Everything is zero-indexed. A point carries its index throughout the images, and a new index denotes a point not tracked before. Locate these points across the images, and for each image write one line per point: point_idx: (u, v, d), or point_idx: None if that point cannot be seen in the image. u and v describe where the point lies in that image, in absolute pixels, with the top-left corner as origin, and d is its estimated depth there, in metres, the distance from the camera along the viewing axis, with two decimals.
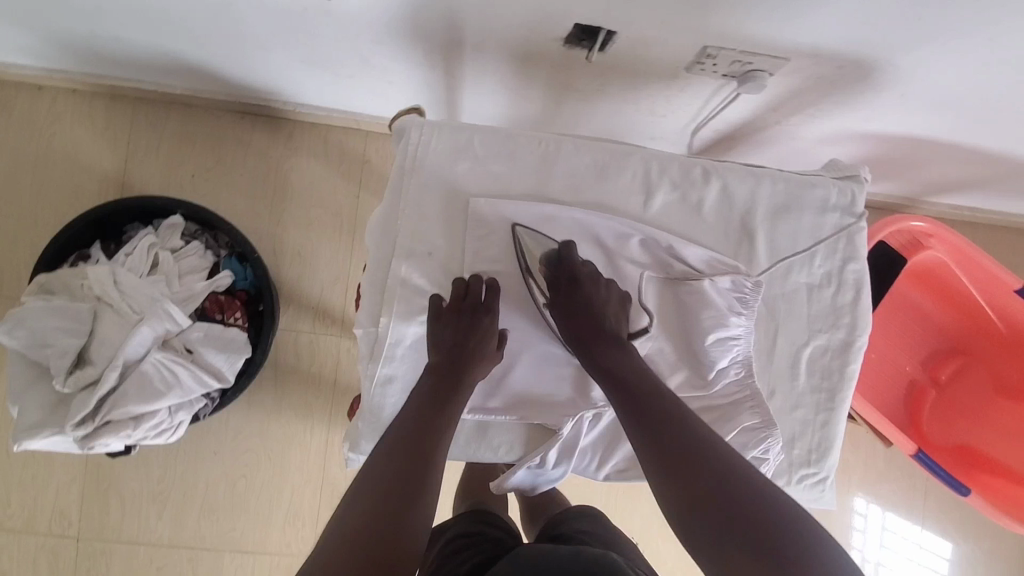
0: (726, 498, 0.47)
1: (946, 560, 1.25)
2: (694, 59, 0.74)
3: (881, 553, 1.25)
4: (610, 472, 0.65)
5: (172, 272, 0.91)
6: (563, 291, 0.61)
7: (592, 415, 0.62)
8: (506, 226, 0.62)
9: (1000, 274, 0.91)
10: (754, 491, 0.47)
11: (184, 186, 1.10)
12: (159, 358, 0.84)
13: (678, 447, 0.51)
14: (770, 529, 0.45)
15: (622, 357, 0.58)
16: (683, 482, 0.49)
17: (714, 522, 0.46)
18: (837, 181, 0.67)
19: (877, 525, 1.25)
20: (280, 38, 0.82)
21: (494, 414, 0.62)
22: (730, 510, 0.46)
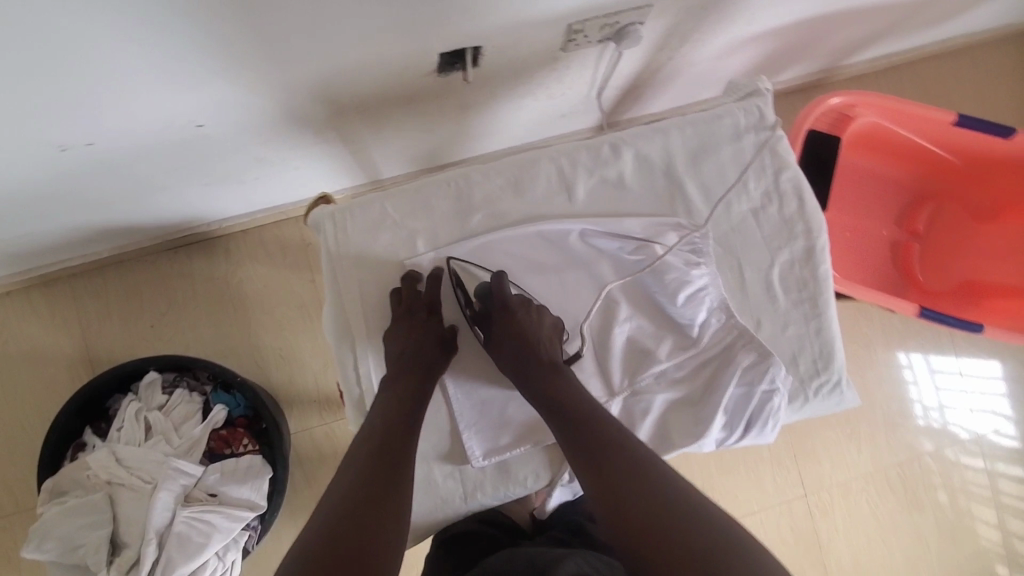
0: (660, 517, 0.47)
1: (1001, 380, 1.28)
2: (565, 38, 0.74)
3: (941, 396, 1.27)
4: None
5: (168, 428, 0.92)
6: (494, 322, 0.61)
7: None
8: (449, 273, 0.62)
9: (934, 115, 0.90)
10: (692, 511, 0.47)
11: (149, 338, 1.10)
12: (187, 514, 0.85)
13: (615, 470, 0.51)
14: (704, 548, 0.45)
15: (559, 384, 0.59)
16: (618, 503, 0.49)
17: (649, 542, 0.46)
18: (741, 102, 0.66)
19: (926, 371, 1.27)
20: (173, 175, 0.81)
21: (510, 451, 0.62)
22: (665, 531, 0.46)
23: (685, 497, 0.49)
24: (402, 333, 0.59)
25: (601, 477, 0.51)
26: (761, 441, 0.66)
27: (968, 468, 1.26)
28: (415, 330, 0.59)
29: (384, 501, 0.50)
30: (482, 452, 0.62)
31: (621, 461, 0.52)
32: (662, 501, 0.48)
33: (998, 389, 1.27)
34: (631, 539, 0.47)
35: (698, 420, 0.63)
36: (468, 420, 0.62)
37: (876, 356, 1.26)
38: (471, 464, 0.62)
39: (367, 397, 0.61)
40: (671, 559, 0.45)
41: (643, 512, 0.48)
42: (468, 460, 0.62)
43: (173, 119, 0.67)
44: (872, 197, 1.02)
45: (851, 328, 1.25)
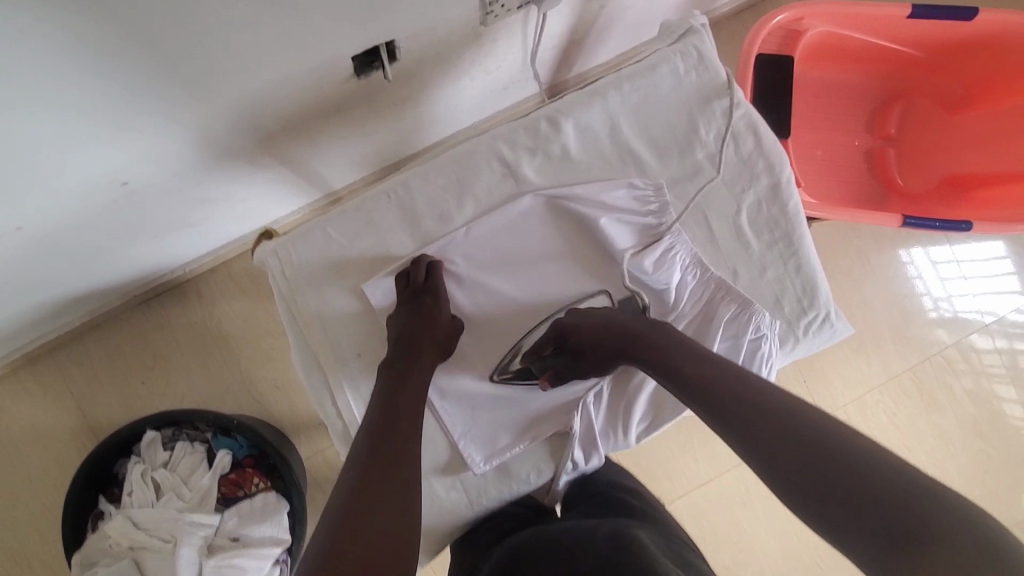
0: (809, 448, 0.42)
1: (1007, 259, 1.26)
2: (482, 13, 0.69)
3: (946, 286, 1.25)
4: (639, 433, 0.64)
5: (176, 483, 0.91)
6: (565, 351, 0.59)
7: (592, 396, 0.62)
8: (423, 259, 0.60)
9: (886, 12, 0.85)
10: (839, 437, 0.41)
11: (143, 396, 1.08)
12: (213, 562, 0.85)
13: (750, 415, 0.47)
14: (864, 495, 0.38)
15: (669, 348, 0.55)
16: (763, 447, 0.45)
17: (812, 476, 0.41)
18: (677, 45, 0.62)
19: (927, 264, 1.25)
20: (119, 234, 0.77)
21: (508, 450, 0.61)
22: (817, 461, 0.41)
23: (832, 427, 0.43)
24: (406, 317, 0.57)
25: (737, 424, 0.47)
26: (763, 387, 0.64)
27: (979, 359, 1.26)
28: (412, 316, 0.56)
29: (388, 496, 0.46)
30: (482, 458, 0.61)
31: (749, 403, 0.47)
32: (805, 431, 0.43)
33: (1006, 269, 1.25)
34: (791, 480, 0.42)
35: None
36: (461, 430, 0.61)
37: (872, 267, 1.24)
38: (472, 471, 0.61)
39: (353, 428, 0.59)
40: (836, 492, 0.39)
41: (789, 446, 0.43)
42: (469, 469, 0.61)
43: (93, 183, 0.63)
44: (838, 109, 0.98)
45: (840, 245, 1.23)
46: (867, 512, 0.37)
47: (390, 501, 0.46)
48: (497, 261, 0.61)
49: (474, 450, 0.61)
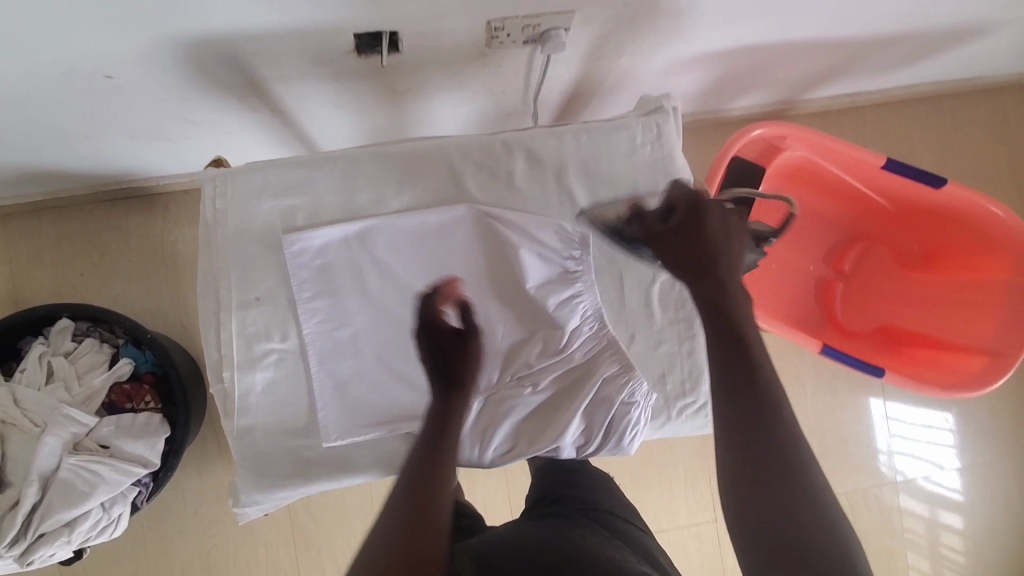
0: (813, 543, 0.43)
1: (952, 432, 1.29)
2: (488, 35, 0.74)
3: (894, 442, 1.28)
4: (494, 457, 0.64)
5: (68, 375, 0.91)
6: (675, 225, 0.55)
7: None
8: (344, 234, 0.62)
9: (862, 157, 0.90)
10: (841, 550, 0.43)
11: (77, 287, 1.10)
12: (73, 461, 0.86)
13: (733, 383, 0.48)
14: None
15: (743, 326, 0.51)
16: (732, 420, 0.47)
17: (753, 473, 0.46)
18: (643, 118, 0.67)
19: (882, 416, 1.28)
20: (97, 123, 0.81)
21: (363, 434, 0.62)
22: (802, 543, 0.43)
23: (796, 436, 0.46)
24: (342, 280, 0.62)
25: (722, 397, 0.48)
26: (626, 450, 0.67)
27: (880, 512, 1.27)
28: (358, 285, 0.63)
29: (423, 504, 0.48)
30: (336, 429, 0.61)
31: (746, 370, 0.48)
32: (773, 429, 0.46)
33: (948, 441, 1.29)
34: (734, 462, 0.47)
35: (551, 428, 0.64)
36: (327, 398, 0.61)
37: (803, 391, 1.27)
38: (322, 440, 0.61)
39: (226, 361, 0.60)
40: (773, 495, 0.45)
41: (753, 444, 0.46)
42: (320, 437, 0.61)
43: (79, 67, 0.67)
44: (801, 232, 1.03)
45: (781, 361, 1.26)
46: None
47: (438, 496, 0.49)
48: (419, 254, 0.64)
49: (331, 420, 0.61)
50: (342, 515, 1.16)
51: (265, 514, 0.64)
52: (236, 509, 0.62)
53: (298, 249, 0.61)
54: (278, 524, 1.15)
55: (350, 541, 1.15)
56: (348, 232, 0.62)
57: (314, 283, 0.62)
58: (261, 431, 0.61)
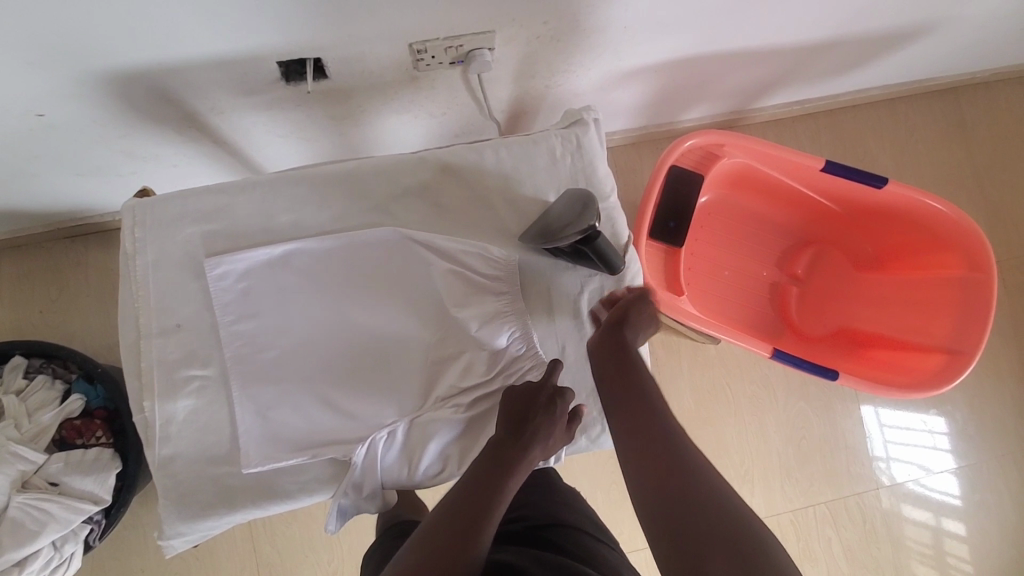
0: (712, 516, 0.46)
1: (944, 435, 1.27)
2: (413, 59, 0.76)
3: (891, 449, 1.26)
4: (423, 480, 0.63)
5: (19, 412, 0.91)
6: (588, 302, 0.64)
7: (385, 434, 0.61)
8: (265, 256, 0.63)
9: (801, 161, 0.91)
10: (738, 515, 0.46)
11: (37, 325, 1.10)
12: (21, 500, 0.85)
13: (655, 454, 0.52)
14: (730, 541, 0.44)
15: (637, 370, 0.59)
16: (653, 501, 0.49)
17: (678, 532, 0.46)
18: (562, 131, 0.68)
19: (876, 424, 1.27)
20: (38, 162, 0.82)
21: (284, 460, 0.60)
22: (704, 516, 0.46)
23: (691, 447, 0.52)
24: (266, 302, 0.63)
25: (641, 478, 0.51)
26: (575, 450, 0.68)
27: (865, 520, 1.24)
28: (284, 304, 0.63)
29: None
30: (257, 457, 0.60)
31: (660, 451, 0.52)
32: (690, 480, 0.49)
33: (942, 445, 1.27)
34: (648, 477, 0.51)
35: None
36: (251, 421, 0.61)
37: (776, 399, 1.25)
38: (243, 467, 0.60)
39: (147, 388, 0.60)
40: (682, 490, 0.48)
41: (679, 503, 0.48)
42: (241, 464, 0.60)
43: (10, 109, 0.69)
44: (752, 238, 1.03)
45: (751, 370, 1.25)
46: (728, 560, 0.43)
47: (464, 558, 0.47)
48: (343, 273, 0.64)
49: (253, 447, 0.60)
50: (308, 547, 1.13)
51: (193, 545, 0.63)
52: (161, 542, 0.60)
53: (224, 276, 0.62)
54: (243, 561, 1.12)
55: (317, 574, 1.13)
56: (272, 254, 0.63)
57: (236, 307, 0.62)
58: (183, 459, 0.60)
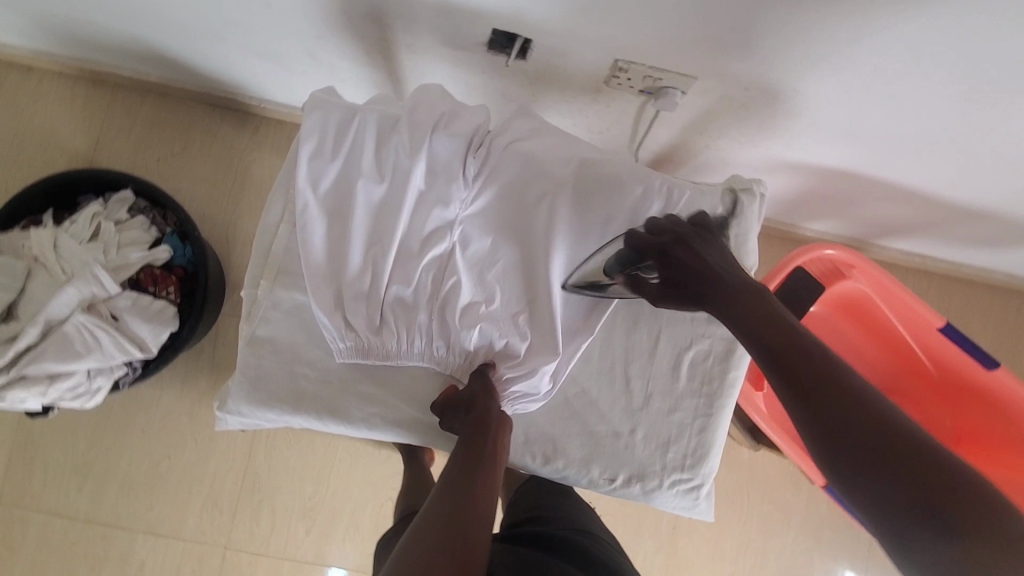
0: (874, 431, 0.48)
1: None
2: (610, 73, 0.78)
3: None
4: (451, 359, 0.65)
5: (111, 240, 0.94)
6: None
7: (438, 266, 0.65)
8: (419, 195, 0.64)
9: (923, 311, 0.89)
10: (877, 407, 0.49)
11: (151, 170, 1.15)
12: (81, 320, 0.86)
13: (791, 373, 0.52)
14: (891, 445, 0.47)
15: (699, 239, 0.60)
16: (821, 423, 0.50)
17: (869, 453, 0.47)
18: (728, 193, 0.69)
19: None
20: (234, 31, 0.86)
21: (360, 354, 0.64)
22: (875, 440, 0.47)
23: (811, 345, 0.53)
24: (403, 237, 0.64)
25: (785, 367, 0.52)
26: (625, 496, 0.67)
27: None
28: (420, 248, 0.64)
29: (500, 430, 0.58)
30: (335, 320, 0.62)
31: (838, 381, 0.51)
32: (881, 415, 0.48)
33: None
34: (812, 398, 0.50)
35: (537, 449, 0.66)
36: (344, 332, 0.63)
37: (787, 530, 1.20)
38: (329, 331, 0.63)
39: (269, 271, 0.64)
40: (834, 411, 0.49)
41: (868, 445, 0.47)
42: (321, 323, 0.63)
43: None
44: None
45: (774, 490, 1.20)
46: (905, 471, 0.46)
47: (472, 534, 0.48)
48: (484, 241, 0.66)
49: (337, 337, 0.63)
50: (296, 475, 1.14)
51: (241, 429, 0.65)
52: (219, 413, 0.63)
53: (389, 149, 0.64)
54: (234, 461, 1.14)
55: (293, 500, 1.14)
56: (427, 198, 0.65)
57: (375, 230, 0.64)
58: (272, 346, 0.63)
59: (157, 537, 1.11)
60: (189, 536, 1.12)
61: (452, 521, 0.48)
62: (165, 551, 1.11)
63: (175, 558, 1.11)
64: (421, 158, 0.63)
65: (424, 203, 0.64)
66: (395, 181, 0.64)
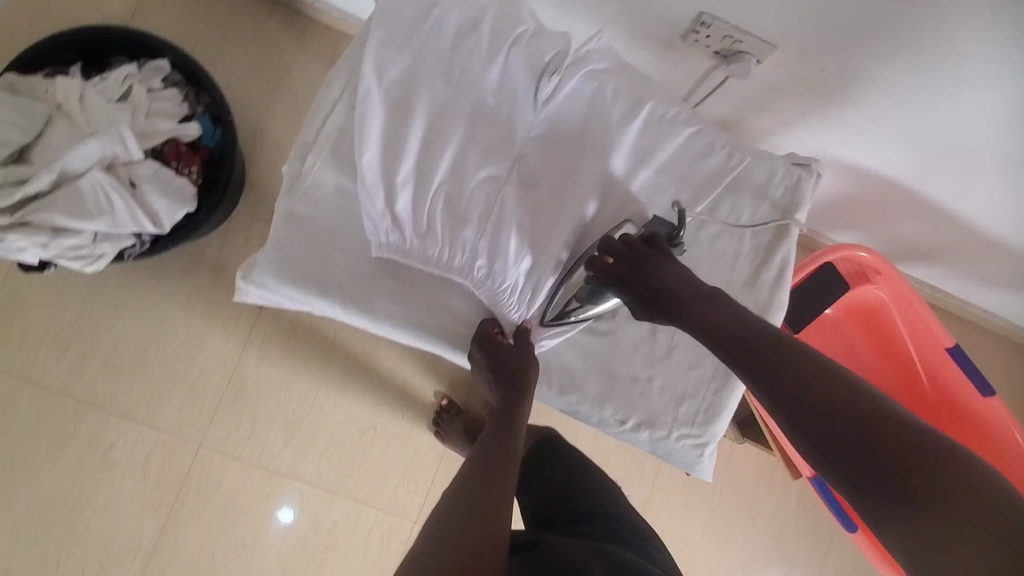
0: (875, 439, 0.42)
1: None
2: (689, 27, 0.76)
3: None
4: (487, 272, 0.63)
5: (141, 106, 0.90)
6: None
7: (489, 174, 0.62)
8: (481, 104, 0.62)
9: (936, 328, 0.90)
10: (879, 410, 0.43)
11: (187, 49, 1.11)
12: (99, 179, 0.83)
13: (778, 384, 0.48)
14: (896, 451, 0.41)
15: (667, 265, 0.57)
16: (814, 433, 0.45)
17: (869, 463, 0.42)
18: (789, 165, 0.67)
19: None
20: None
21: (393, 250, 0.62)
22: (873, 451, 0.42)
23: (794, 354, 0.49)
24: (461, 141, 0.62)
25: (767, 381, 0.49)
26: (629, 441, 0.67)
27: None
28: (473, 156, 0.62)
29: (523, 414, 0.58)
30: (379, 210, 0.60)
31: (830, 390, 0.45)
32: (883, 420, 0.42)
33: None
34: (799, 410, 0.46)
35: (554, 380, 0.65)
36: (382, 222, 0.60)
37: (752, 527, 1.22)
38: (366, 221, 0.60)
39: (317, 149, 0.62)
40: (822, 416, 0.45)
41: (869, 461, 0.42)
42: (362, 212, 0.60)
43: None
44: None
45: (748, 487, 1.22)
46: (917, 484, 0.40)
47: (491, 509, 0.48)
48: (541, 163, 0.63)
49: (372, 225, 0.60)
50: (282, 387, 1.13)
51: (260, 305, 0.62)
52: (242, 283, 0.60)
53: (462, 49, 0.61)
54: (222, 360, 1.12)
55: (275, 410, 1.12)
56: (491, 108, 0.62)
57: (433, 128, 0.61)
58: (306, 225, 0.61)
59: (131, 423, 1.09)
60: (164, 428, 1.10)
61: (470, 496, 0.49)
62: (137, 438, 1.09)
63: (147, 448, 1.09)
64: (494, 65, 0.61)
65: (488, 111, 0.62)
66: (462, 84, 0.61)
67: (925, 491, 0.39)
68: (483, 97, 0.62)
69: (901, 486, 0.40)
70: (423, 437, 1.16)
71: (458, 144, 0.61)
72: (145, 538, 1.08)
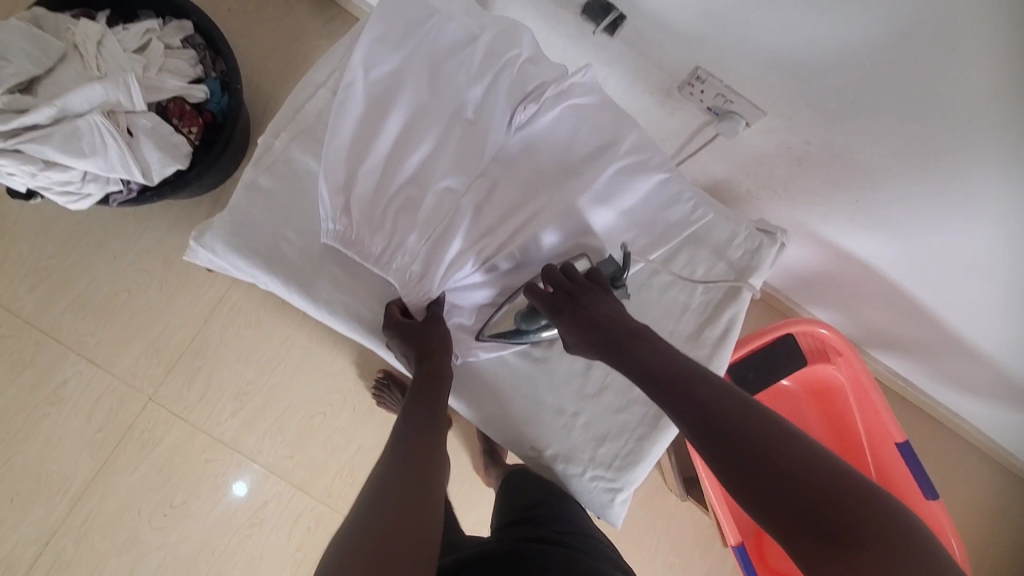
0: (809, 484, 0.40)
1: None
2: (686, 79, 0.77)
3: None
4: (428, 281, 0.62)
5: (154, 61, 0.93)
6: None
7: (449, 184, 0.62)
8: (461, 113, 0.63)
9: (887, 418, 0.88)
10: (810, 456, 0.42)
11: (218, 17, 1.15)
12: (97, 121, 0.84)
13: (711, 426, 0.46)
14: (830, 495, 0.40)
15: (610, 302, 0.57)
16: (746, 478, 0.43)
17: (802, 509, 0.40)
18: (752, 229, 0.68)
19: None
20: None
21: (342, 242, 0.62)
22: (808, 496, 0.40)
23: (726, 396, 0.48)
24: (432, 146, 0.63)
25: (700, 422, 0.47)
26: (544, 471, 0.66)
27: None
28: (441, 162, 0.62)
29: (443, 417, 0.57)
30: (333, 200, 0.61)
31: (762, 433, 0.44)
32: (815, 465, 0.41)
33: None
34: (732, 452, 0.44)
35: (481, 395, 0.65)
36: (334, 211, 0.61)
37: None
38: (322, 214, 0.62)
39: (294, 129, 0.64)
40: (755, 458, 0.43)
41: (806, 507, 0.40)
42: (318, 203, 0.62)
43: None
44: None
45: (686, 547, 1.19)
46: (851, 529, 0.38)
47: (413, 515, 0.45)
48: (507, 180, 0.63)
49: (325, 210, 0.61)
50: (241, 356, 1.13)
51: (208, 268, 0.63)
52: (194, 243, 0.62)
53: (450, 59, 0.63)
54: (189, 319, 1.13)
55: (230, 378, 1.13)
56: (469, 118, 0.63)
57: (407, 129, 0.63)
58: (269, 199, 0.63)
59: (87, 363, 1.10)
60: (118, 374, 1.11)
61: (391, 499, 0.46)
62: (90, 379, 1.10)
63: (97, 391, 1.10)
64: (478, 79, 0.63)
65: (465, 122, 0.63)
66: (443, 91, 0.63)
67: (860, 536, 0.37)
68: (462, 107, 0.63)
69: (834, 537, 0.38)
70: (369, 434, 1.16)
71: (428, 148, 0.62)
72: (76, 480, 1.08)
